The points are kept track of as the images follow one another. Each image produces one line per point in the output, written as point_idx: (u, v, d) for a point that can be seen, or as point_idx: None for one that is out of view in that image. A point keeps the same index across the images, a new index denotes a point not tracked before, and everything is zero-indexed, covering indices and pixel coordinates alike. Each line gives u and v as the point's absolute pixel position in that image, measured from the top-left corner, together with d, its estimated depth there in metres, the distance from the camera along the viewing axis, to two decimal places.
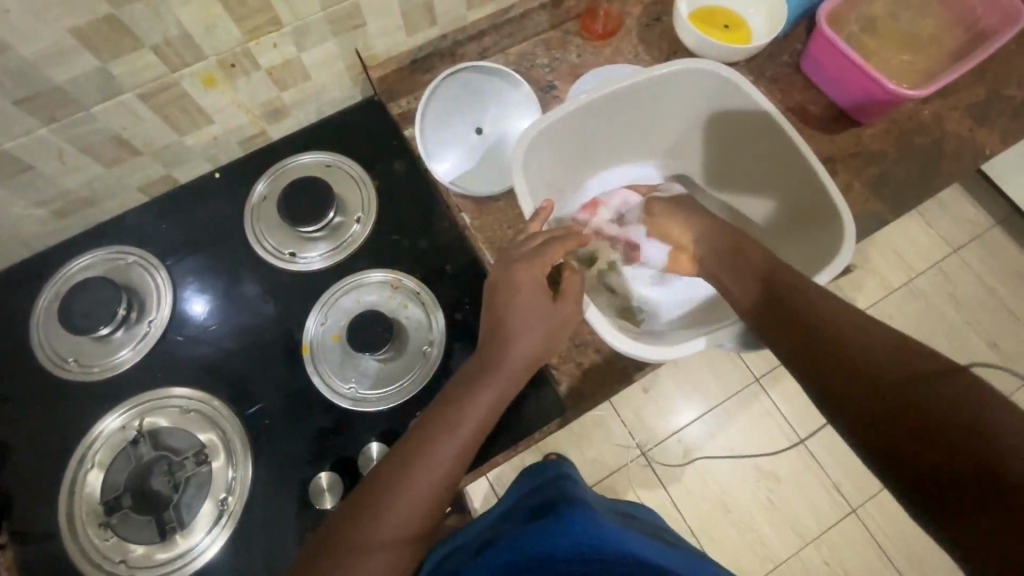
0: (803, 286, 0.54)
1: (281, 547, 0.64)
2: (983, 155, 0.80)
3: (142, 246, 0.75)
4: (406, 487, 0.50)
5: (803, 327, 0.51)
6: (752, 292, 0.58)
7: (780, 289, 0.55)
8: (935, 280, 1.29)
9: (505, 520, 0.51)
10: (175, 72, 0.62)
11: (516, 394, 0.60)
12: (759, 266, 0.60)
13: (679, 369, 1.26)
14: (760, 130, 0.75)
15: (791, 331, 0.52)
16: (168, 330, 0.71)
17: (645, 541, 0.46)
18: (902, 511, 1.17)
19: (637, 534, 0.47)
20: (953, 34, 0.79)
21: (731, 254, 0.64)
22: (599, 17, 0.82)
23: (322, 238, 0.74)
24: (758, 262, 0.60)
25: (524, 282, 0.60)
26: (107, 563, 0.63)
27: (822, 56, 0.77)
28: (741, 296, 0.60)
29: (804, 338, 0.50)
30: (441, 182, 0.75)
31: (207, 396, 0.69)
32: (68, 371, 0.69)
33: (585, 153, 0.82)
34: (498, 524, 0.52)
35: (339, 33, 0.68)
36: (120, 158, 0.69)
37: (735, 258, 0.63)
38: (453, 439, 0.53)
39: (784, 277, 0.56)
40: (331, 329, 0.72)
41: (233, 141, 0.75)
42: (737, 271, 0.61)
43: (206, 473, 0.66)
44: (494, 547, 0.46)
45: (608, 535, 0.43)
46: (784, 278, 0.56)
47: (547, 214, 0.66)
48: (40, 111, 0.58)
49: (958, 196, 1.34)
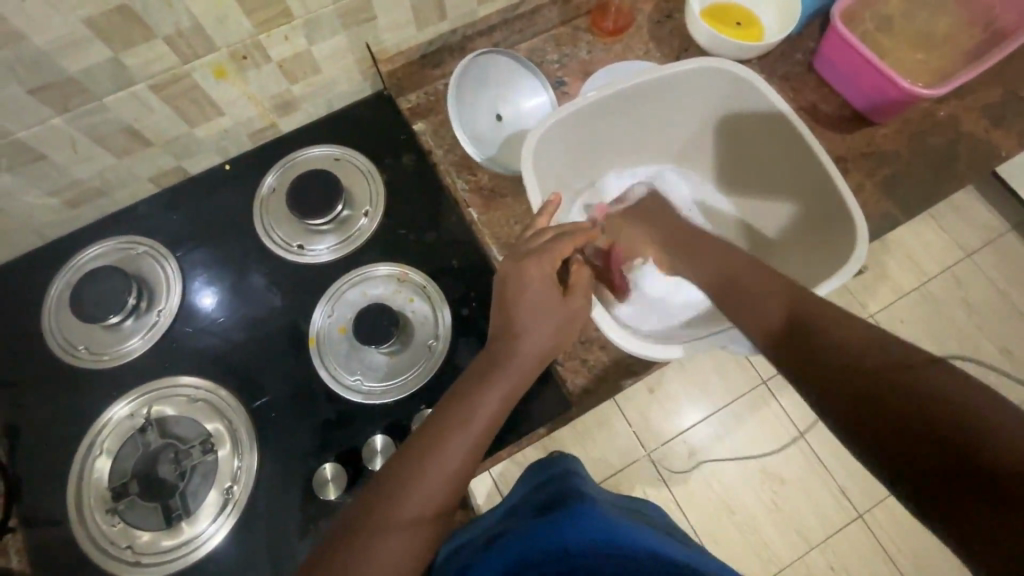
0: (822, 309, 0.52)
1: (283, 539, 0.65)
2: (999, 157, 0.79)
3: (152, 236, 0.76)
4: (417, 480, 0.51)
5: (820, 352, 0.48)
6: (763, 317, 0.56)
7: (793, 313, 0.53)
8: (947, 284, 1.28)
9: (514, 514, 0.51)
10: (186, 64, 0.62)
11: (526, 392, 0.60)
12: (774, 289, 0.57)
13: (685, 370, 1.26)
14: (773, 131, 0.75)
15: (803, 351, 0.49)
16: (176, 320, 0.72)
17: (655, 533, 0.46)
18: (910, 518, 1.16)
19: (646, 525, 0.47)
20: (970, 33, 0.77)
21: (739, 286, 0.60)
22: (610, 13, 0.82)
23: (329, 231, 0.75)
24: (773, 292, 0.57)
25: (535, 281, 0.60)
26: (114, 549, 0.64)
27: (835, 54, 0.76)
28: (755, 315, 0.57)
29: (812, 359, 0.48)
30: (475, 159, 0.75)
31: (214, 386, 0.69)
32: (78, 358, 0.70)
33: (595, 149, 0.81)
34: (507, 518, 0.51)
35: (350, 26, 0.69)
36: (132, 149, 0.69)
37: (741, 284, 0.60)
38: (468, 433, 0.53)
39: (794, 305, 0.54)
40: (338, 321, 0.72)
41: (243, 133, 0.76)
42: (744, 296, 0.59)
43: (212, 462, 0.66)
44: (502, 543, 0.46)
45: (618, 529, 0.42)
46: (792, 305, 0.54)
47: (554, 208, 0.65)
48: (54, 100, 0.59)
49: (971, 200, 1.32)
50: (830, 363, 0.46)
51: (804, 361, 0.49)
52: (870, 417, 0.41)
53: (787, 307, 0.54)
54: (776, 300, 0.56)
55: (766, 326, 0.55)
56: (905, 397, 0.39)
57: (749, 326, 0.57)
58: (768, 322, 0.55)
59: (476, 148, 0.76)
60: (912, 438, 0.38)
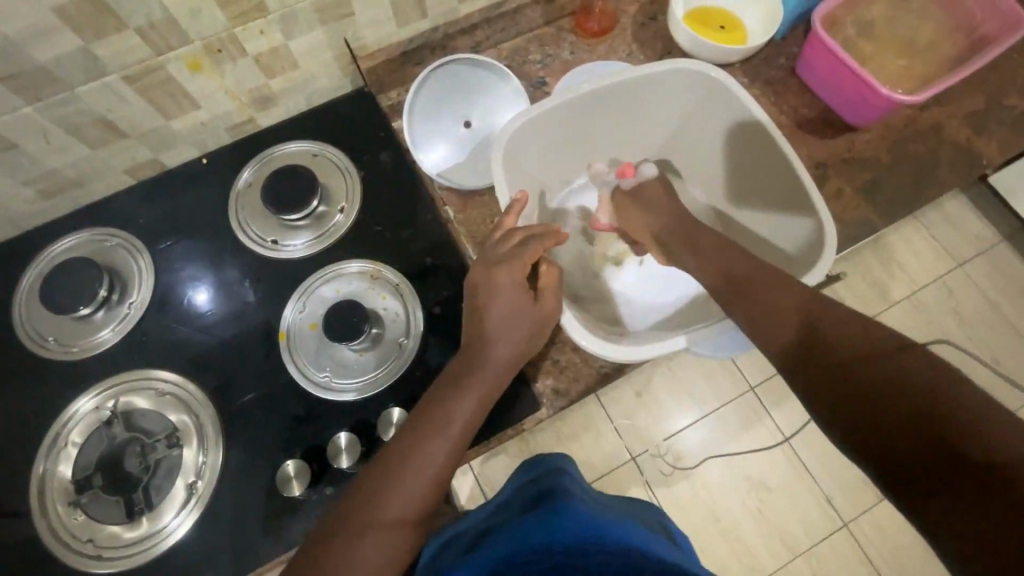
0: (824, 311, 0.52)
1: (247, 534, 0.64)
2: (981, 165, 0.78)
3: (127, 228, 0.75)
4: (400, 482, 0.50)
5: (819, 353, 0.48)
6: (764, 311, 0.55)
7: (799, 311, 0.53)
8: (937, 293, 1.27)
9: (501, 511, 0.49)
10: (160, 56, 0.62)
11: (503, 394, 0.59)
12: (777, 281, 0.57)
13: (672, 375, 1.25)
14: (750, 136, 0.74)
15: (799, 345, 0.51)
16: (147, 313, 0.72)
17: (642, 530, 0.45)
18: (895, 528, 1.15)
19: (635, 522, 0.46)
20: (953, 41, 0.77)
21: (738, 279, 0.59)
22: (594, 13, 0.81)
23: (304, 227, 0.74)
24: (772, 285, 0.57)
25: (505, 286, 0.60)
26: (74, 542, 0.63)
27: (816, 57, 0.76)
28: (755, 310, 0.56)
29: (810, 362, 0.49)
30: (427, 173, 0.74)
31: (183, 380, 0.69)
32: (48, 349, 0.70)
33: (572, 149, 0.81)
34: (494, 514, 0.49)
35: (327, 22, 0.68)
36: (107, 140, 0.69)
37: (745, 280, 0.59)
38: (445, 436, 0.53)
39: (795, 303, 0.54)
40: (309, 317, 0.71)
41: (221, 127, 0.75)
42: (734, 292, 0.59)
43: (177, 456, 0.66)
44: (489, 541, 0.43)
45: (606, 527, 0.41)
46: (788, 304, 0.54)
47: (520, 206, 0.65)
48: (25, 89, 0.59)
49: (963, 210, 1.32)
50: (831, 365, 0.47)
51: (803, 361, 0.49)
52: (869, 413, 0.42)
53: (784, 303, 0.54)
54: (777, 298, 0.55)
55: (763, 325, 0.55)
56: (901, 400, 0.41)
57: (748, 325, 0.56)
58: (767, 320, 0.54)
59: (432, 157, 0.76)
60: (904, 440, 0.40)
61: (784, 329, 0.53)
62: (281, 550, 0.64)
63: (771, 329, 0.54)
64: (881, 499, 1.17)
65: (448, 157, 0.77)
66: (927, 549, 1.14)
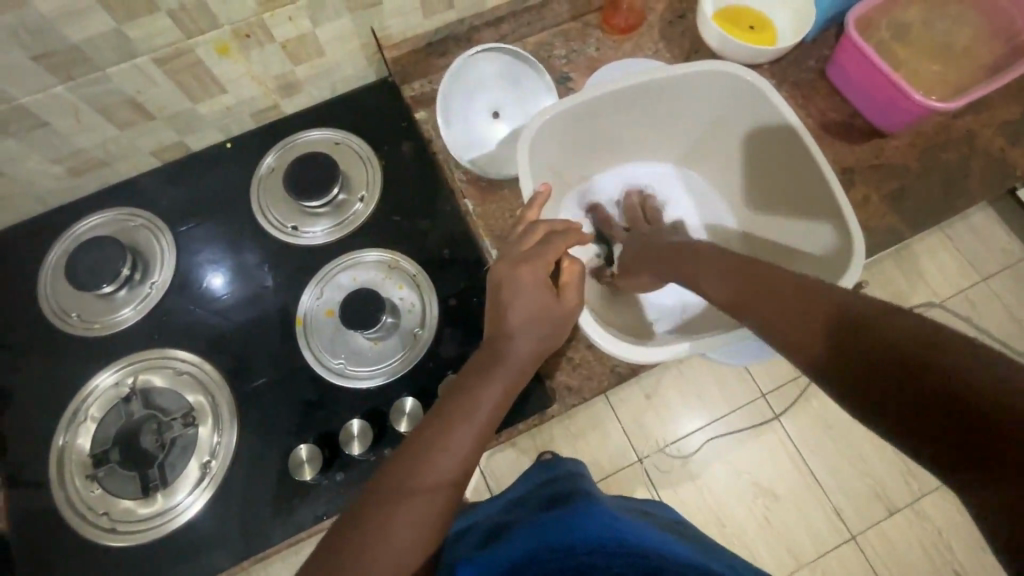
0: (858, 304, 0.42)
1: (256, 517, 0.65)
2: (1013, 176, 0.76)
3: (150, 209, 0.76)
4: (425, 465, 0.48)
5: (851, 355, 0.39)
6: (805, 330, 0.44)
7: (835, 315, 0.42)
8: (959, 307, 1.24)
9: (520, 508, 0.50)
10: (189, 39, 0.62)
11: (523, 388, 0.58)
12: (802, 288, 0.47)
13: (683, 379, 1.23)
14: (780, 141, 0.73)
15: (843, 357, 0.40)
16: (167, 293, 0.73)
17: (662, 533, 0.44)
18: (905, 543, 1.14)
19: (656, 528, 0.45)
20: (992, 47, 0.75)
21: (750, 283, 0.53)
22: (621, 9, 0.80)
23: (324, 214, 0.75)
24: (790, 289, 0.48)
25: (527, 283, 0.59)
26: (91, 515, 0.65)
27: (847, 60, 0.74)
28: (791, 325, 0.46)
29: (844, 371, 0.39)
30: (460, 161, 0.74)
31: (200, 360, 0.70)
32: (70, 324, 0.71)
33: (598, 143, 0.81)
34: (513, 513, 0.50)
35: (355, 10, 0.68)
36: (133, 122, 0.70)
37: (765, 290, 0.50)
38: (469, 425, 0.51)
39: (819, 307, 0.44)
40: (326, 303, 0.72)
41: (246, 112, 0.76)
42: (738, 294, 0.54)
43: (192, 435, 0.67)
44: (510, 541, 0.44)
45: (627, 526, 0.42)
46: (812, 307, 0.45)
47: (543, 199, 0.66)
48: (56, 68, 0.60)
49: (991, 223, 1.29)
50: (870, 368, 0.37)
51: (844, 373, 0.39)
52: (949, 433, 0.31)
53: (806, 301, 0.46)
54: (797, 304, 0.46)
55: (790, 343, 0.46)
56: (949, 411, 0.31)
57: (782, 344, 0.47)
58: (798, 335, 0.45)
59: (465, 148, 0.76)
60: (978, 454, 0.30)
61: (818, 347, 0.42)
62: (289, 533, 0.65)
63: (800, 342, 0.44)
64: (891, 513, 1.15)
65: (483, 149, 0.77)
66: (935, 566, 1.12)
